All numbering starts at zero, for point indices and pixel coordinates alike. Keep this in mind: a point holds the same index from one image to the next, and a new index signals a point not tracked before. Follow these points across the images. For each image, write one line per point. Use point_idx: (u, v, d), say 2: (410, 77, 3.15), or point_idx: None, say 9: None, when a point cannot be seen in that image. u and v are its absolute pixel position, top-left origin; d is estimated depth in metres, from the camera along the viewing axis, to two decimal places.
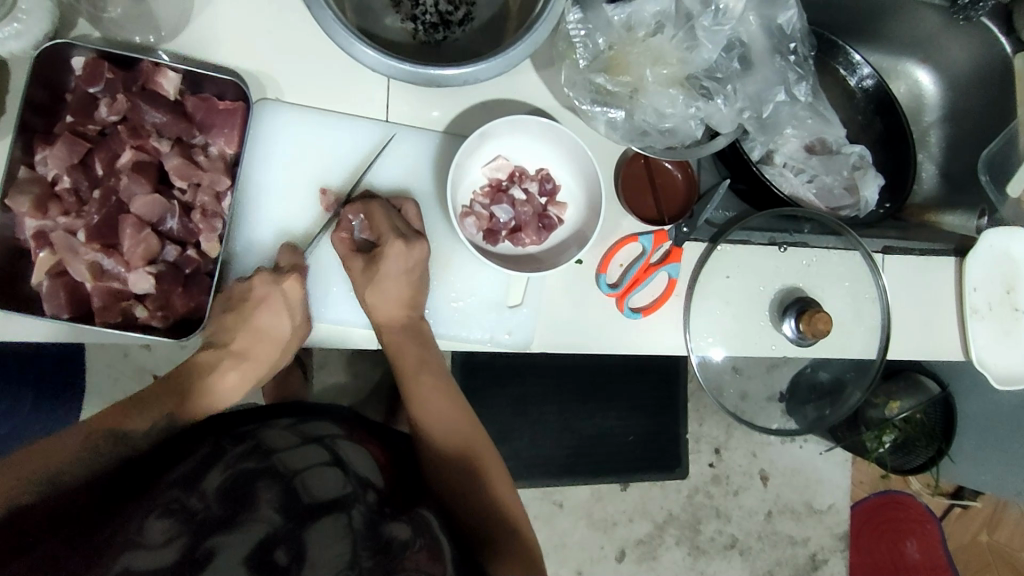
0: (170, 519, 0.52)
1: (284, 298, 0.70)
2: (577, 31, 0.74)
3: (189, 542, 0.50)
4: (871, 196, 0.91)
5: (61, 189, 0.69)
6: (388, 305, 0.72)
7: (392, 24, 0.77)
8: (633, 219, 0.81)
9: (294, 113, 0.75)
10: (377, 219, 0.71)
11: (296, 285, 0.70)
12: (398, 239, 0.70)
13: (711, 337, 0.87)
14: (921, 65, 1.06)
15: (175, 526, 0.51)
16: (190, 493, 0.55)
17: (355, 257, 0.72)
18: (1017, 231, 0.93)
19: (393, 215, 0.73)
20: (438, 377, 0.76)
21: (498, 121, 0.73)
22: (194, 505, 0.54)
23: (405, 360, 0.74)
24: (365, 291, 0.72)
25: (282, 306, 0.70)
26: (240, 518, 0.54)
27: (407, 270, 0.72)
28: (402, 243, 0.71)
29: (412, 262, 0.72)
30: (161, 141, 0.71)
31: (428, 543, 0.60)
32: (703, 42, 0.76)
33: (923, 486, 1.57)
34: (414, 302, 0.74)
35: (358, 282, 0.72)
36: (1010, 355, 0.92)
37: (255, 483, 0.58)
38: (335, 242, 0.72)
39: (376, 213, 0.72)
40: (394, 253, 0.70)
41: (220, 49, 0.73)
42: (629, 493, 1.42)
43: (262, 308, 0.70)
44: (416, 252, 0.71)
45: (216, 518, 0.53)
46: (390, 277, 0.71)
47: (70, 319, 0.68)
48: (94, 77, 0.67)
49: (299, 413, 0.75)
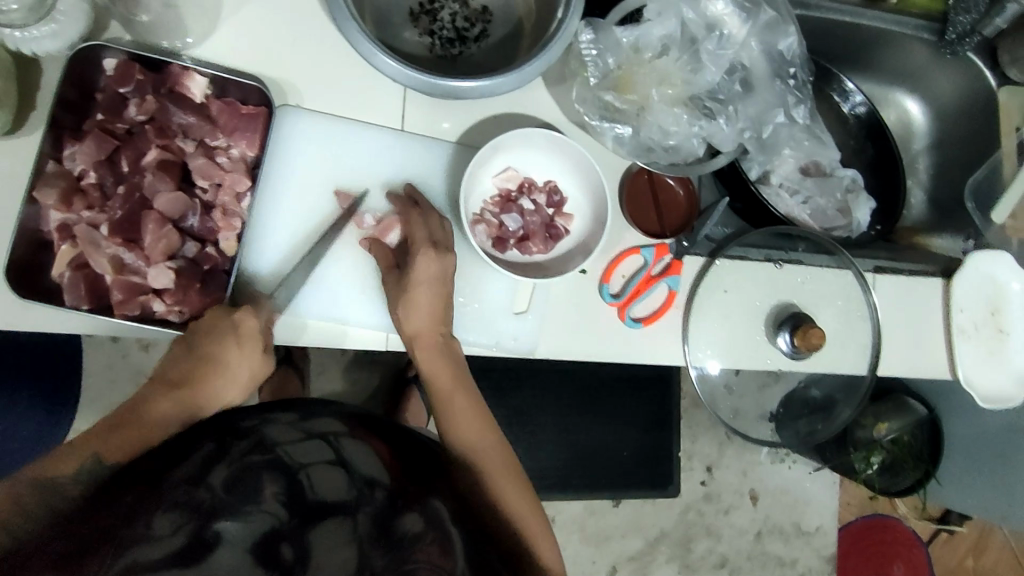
0: (179, 512, 0.53)
1: (235, 328, 0.69)
2: (589, 50, 0.78)
3: (196, 529, 0.52)
4: (863, 218, 0.96)
5: (86, 184, 0.71)
6: (421, 319, 0.74)
7: (409, 38, 0.81)
8: (636, 232, 0.84)
9: (314, 118, 0.78)
10: (413, 227, 0.74)
11: (247, 316, 0.70)
12: (430, 247, 0.73)
13: (708, 350, 0.90)
14: (911, 95, 1.10)
15: (182, 516, 0.53)
16: (198, 488, 0.55)
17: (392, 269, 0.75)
18: (1000, 255, 0.97)
19: (435, 226, 0.75)
20: (472, 402, 0.77)
21: (510, 133, 0.77)
22: (201, 497, 0.55)
23: (438, 381, 0.75)
24: (399, 304, 0.73)
25: (232, 339, 0.69)
26: (245, 508, 0.54)
27: (439, 280, 0.74)
28: (434, 252, 0.73)
29: (444, 273, 0.74)
30: (186, 142, 0.75)
31: (439, 535, 0.58)
32: (707, 64, 0.82)
33: (909, 509, 1.58)
34: (442, 318, 0.75)
35: (393, 293, 0.74)
36: (995, 376, 0.96)
37: (260, 474, 0.57)
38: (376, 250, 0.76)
39: (415, 223, 0.74)
40: (425, 260, 0.73)
41: (244, 56, 0.76)
42: (621, 509, 1.43)
43: (211, 338, 0.68)
44: (447, 263, 0.74)
45: (222, 509, 0.54)
46: (422, 285, 0.73)
47: (89, 310, 0.69)
48: (125, 77, 0.70)
49: (303, 407, 0.70)
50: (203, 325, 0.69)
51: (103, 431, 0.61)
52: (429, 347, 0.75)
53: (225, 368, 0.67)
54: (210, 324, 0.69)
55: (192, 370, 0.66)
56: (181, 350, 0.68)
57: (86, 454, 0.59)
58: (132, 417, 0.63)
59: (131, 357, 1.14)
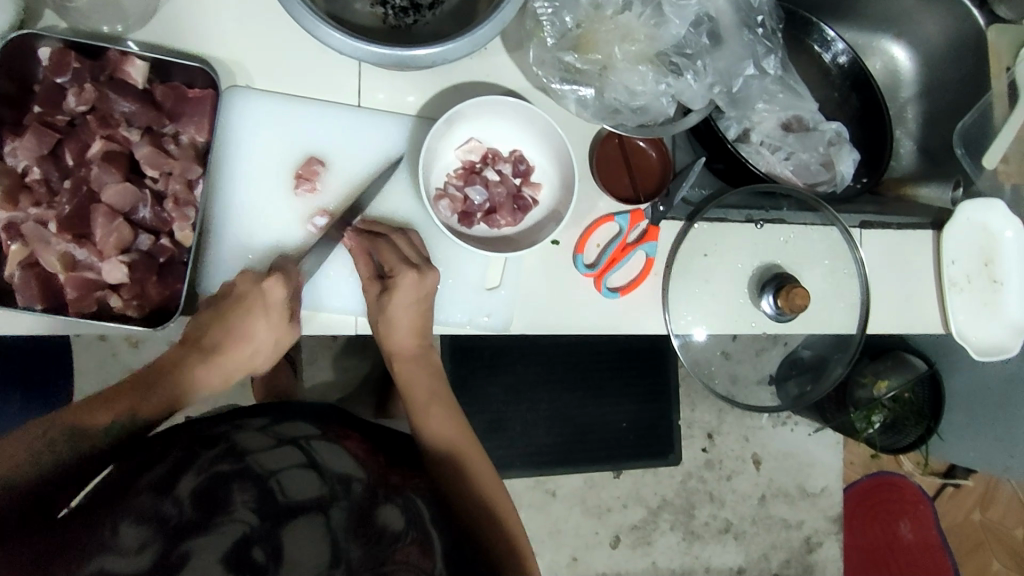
0: (145, 526, 0.53)
1: (263, 299, 0.69)
2: (544, 9, 0.75)
3: (163, 547, 0.51)
4: (847, 170, 0.92)
5: (31, 180, 0.69)
6: (402, 336, 0.76)
7: (361, 9, 0.77)
8: (609, 199, 0.81)
9: (262, 97, 0.74)
10: (384, 252, 0.73)
11: (275, 286, 0.69)
12: (411, 269, 0.72)
13: (691, 317, 0.87)
14: (897, 41, 1.07)
15: (147, 532, 0.53)
16: (164, 500, 0.56)
17: (374, 281, 0.73)
18: (994, 203, 0.93)
19: (404, 246, 0.74)
20: (448, 408, 0.80)
21: (467, 102, 0.73)
22: (167, 510, 0.55)
23: (414, 393, 0.79)
24: (379, 320, 0.74)
25: (260, 307, 0.69)
26: (215, 520, 0.55)
27: (418, 300, 0.74)
28: (415, 274, 0.72)
29: (423, 293, 0.74)
30: (131, 131, 0.71)
31: (420, 535, 0.63)
32: (670, 17, 0.77)
33: (913, 465, 1.56)
34: (423, 332, 0.77)
35: (372, 307, 0.74)
36: (987, 328, 0.93)
37: (229, 486, 0.59)
38: (358, 264, 0.73)
39: (383, 248, 0.73)
40: (406, 282, 0.72)
41: (187, 36, 0.73)
42: (622, 480, 1.42)
43: (240, 307, 0.69)
44: (428, 283, 0.73)
45: (190, 523, 0.54)
46: (404, 306, 0.73)
47: (43, 310, 0.67)
48: (61, 67, 0.67)
49: (269, 414, 0.77)
50: (233, 296, 0.70)
51: (127, 388, 0.64)
52: (408, 361, 0.79)
53: (250, 339, 0.70)
54: (240, 294, 0.69)
55: (218, 339, 0.69)
56: (207, 315, 0.69)
57: (121, 410, 0.61)
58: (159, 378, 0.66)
59: (122, 356, 1.12)
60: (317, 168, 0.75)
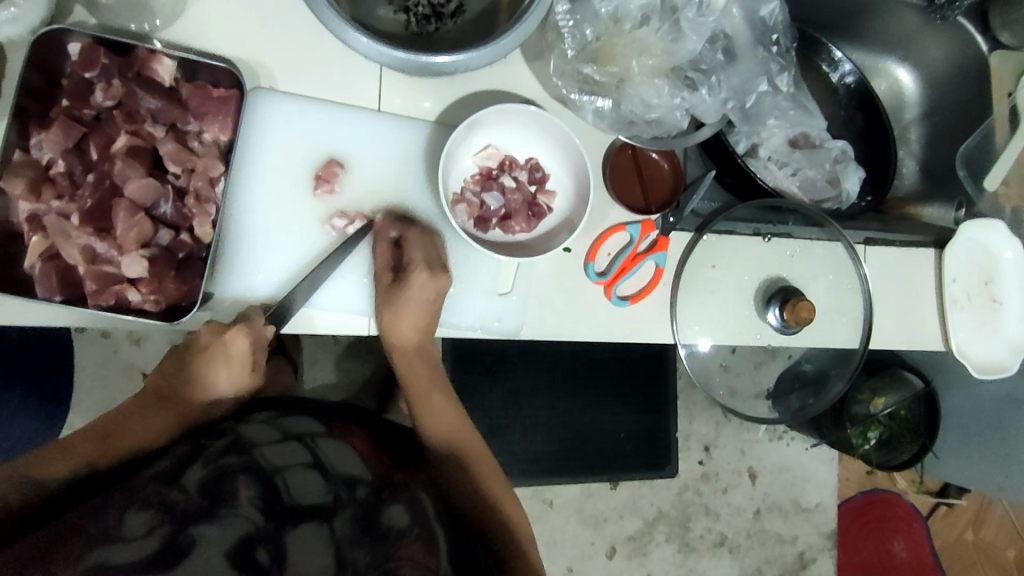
0: (151, 511, 0.54)
1: (224, 349, 0.68)
2: (566, 21, 0.77)
3: (170, 531, 0.52)
4: (852, 187, 0.94)
5: (55, 173, 0.70)
6: (407, 335, 0.78)
7: (384, 15, 0.78)
8: (620, 209, 0.82)
9: (285, 99, 0.76)
10: (412, 243, 0.75)
11: (238, 338, 0.67)
12: (425, 268, 0.74)
13: (697, 327, 0.88)
14: (901, 63, 1.09)
15: (154, 519, 0.53)
16: (171, 488, 0.57)
17: (386, 271, 0.75)
18: (993, 223, 0.95)
19: (426, 244, 0.76)
20: (451, 407, 0.81)
21: (487, 110, 0.75)
22: (174, 497, 0.56)
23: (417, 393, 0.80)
24: (385, 310, 0.75)
25: (222, 358, 0.68)
26: (221, 512, 0.56)
27: (428, 299, 0.76)
28: (427, 273, 0.74)
29: (435, 293, 0.76)
30: (156, 127, 0.73)
31: (425, 533, 0.63)
32: (688, 33, 0.79)
33: (908, 483, 1.58)
34: (427, 329, 0.78)
35: (383, 295, 0.76)
36: (986, 345, 0.95)
37: (235, 479, 0.60)
38: (376, 249, 0.75)
39: (413, 238, 0.75)
40: (420, 280, 0.74)
41: (213, 36, 0.74)
42: (619, 491, 1.42)
43: (203, 356, 0.68)
44: (438, 284, 0.75)
45: (195, 509, 0.55)
46: (411, 304, 0.75)
47: (62, 301, 0.68)
48: (90, 62, 0.68)
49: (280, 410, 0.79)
50: (194, 345, 0.69)
51: (90, 436, 0.64)
52: (406, 353, 0.80)
53: (212, 386, 0.70)
54: (200, 344, 0.68)
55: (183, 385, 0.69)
56: (173, 365, 0.70)
57: (77, 459, 0.61)
58: (117, 427, 0.65)
59: (123, 353, 1.12)
60: (336, 170, 0.76)
